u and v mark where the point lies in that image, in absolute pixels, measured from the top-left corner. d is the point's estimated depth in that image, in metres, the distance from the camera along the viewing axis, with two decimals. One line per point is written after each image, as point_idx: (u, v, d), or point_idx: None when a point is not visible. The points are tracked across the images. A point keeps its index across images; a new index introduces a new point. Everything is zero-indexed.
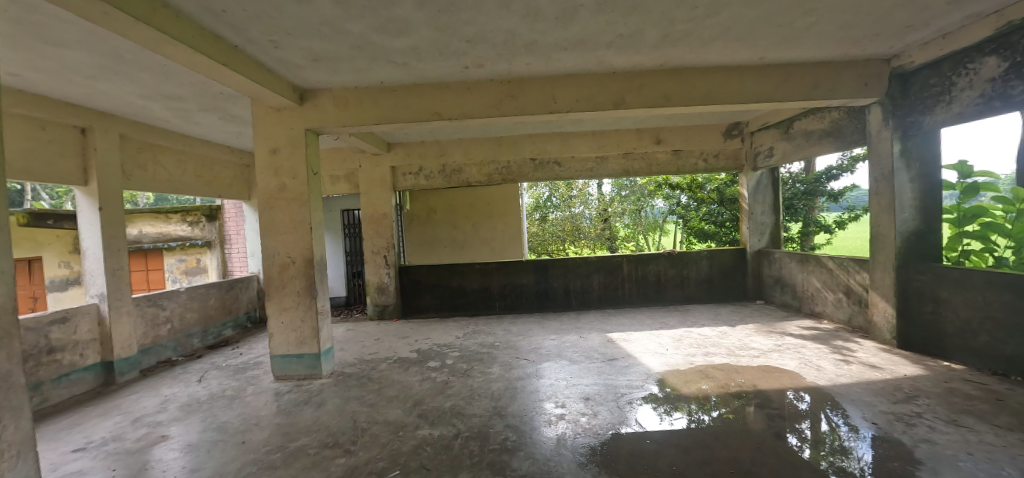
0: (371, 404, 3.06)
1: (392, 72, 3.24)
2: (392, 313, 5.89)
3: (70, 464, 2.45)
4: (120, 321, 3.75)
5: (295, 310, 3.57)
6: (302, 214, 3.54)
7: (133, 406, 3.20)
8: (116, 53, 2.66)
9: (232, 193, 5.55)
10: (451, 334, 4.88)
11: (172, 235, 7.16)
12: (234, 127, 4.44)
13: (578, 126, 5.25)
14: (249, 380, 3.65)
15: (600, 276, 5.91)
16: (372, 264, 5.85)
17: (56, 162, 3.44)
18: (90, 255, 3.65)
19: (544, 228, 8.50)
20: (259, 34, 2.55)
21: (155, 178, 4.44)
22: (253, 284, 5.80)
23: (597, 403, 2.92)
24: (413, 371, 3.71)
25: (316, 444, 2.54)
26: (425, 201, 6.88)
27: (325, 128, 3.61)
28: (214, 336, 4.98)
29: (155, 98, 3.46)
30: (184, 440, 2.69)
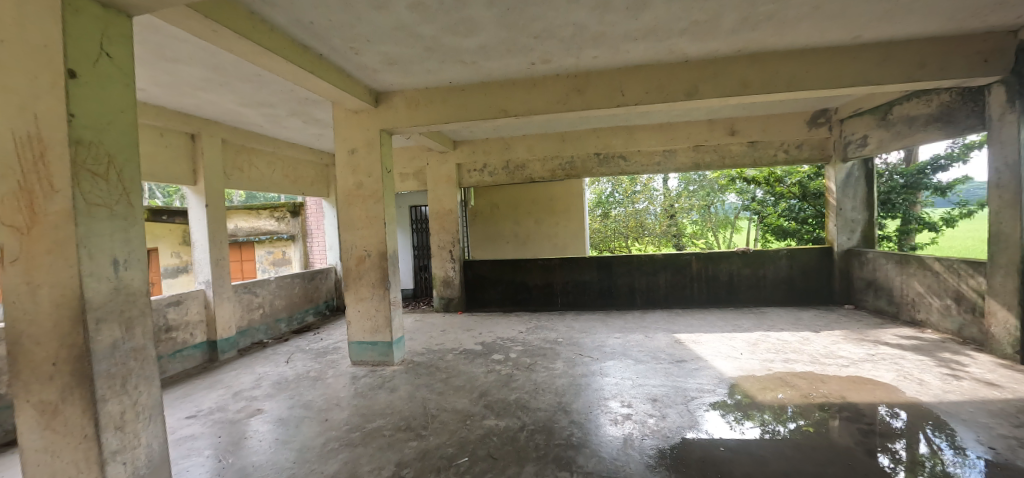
0: (440, 392, 3.19)
1: (460, 72, 3.32)
2: (457, 306, 6.09)
3: (186, 428, 2.81)
4: (222, 305, 4.22)
5: (370, 301, 3.81)
6: (377, 211, 3.75)
7: (234, 381, 3.59)
8: (220, 66, 2.97)
9: (313, 191, 6.01)
10: (514, 329, 4.94)
11: (262, 229, 7.90)
12: (316, 129, 4.80)
13: (646, 119, 5.07)
14: (329, 363, 3.95)
15: (666, 275, 5.69)
16: (438, 258, 6.08)
17: (172, 165, 3.93)
18: (198, 246, 4.13)
19: (607, 224, 8.29)
20: (341, 42, 2.73)
21: (250, 178, 4.92)
22: (332, 275, 6.25)
23: (665, 405, 2.83)
24: (478, 363, 3.81)
25: (390, 426, 2.70)
26: (487, 198, 7.00)
27: (398, 128, 3.80)
28: (298, 322, 5.45)
29: (252, 105, 3.83)
30: (275, 414, 2.97)
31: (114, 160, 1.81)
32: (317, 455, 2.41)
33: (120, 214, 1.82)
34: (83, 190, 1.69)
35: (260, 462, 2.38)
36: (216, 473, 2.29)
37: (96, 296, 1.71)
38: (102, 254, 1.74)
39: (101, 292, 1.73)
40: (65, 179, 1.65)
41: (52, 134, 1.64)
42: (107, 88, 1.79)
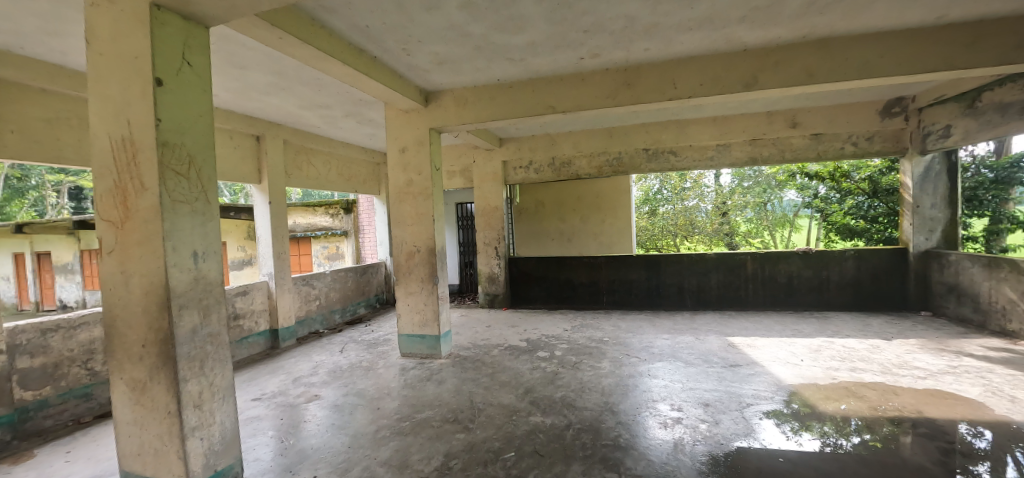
0: (486, 387, 3.23)
1: (509, 69, 3.34)
2: (502, 303, 6.15)
3: (252, 409, 3.03)
4: (283, 296, 4.49)
5: (419, 295, 3.92)
6: (426, 208, 3.85)
7: (294, 367, 3.82)
8: (283, 71, 3.15)
9: (365, 188, 6.26)
10: (559, 327, 4.92)
11: (318, 225, 8.35)
12: (368, 129, 4.99)
13: (698, 112, 4.87)
14: (380, 354, 4.11)
15: (719, 275, 5.45)
16: (484, 254, 6.16)
17: (240, 165, 4.22)
18: (262, 240, 4.42)
19: (654, 221, 8.08)
20: (394, 44, 2.82)
21: (308, 176, 5.19)
22: (382, 270, 6.48)
23: (718, 411, 2.71)
24: (523, 359, 3.83)
25: (438, 417, 2.77)
26: (532, 195, 7.00)
27: (447, 127, 3.88)
28: (351, 313, 5.71)
29: (311, 107, 4.04)
30: (331, 400, 3.13)
31: (194, 161, 1.97)
32: (370, 442, 2.52)
33: (199, 210, 1.97)
34: (168, 188, 1.84)
35: (318, 445, 2.51)
36: (278, 453, 2.45)
37: (179, 285, 1.86)
38: (185, 246, 1.90)
39: (183, 281, 1.89)
40: (153, 178, 1.81)
41: (144, 138, 1.82)
42: (189, 95, 1.95)
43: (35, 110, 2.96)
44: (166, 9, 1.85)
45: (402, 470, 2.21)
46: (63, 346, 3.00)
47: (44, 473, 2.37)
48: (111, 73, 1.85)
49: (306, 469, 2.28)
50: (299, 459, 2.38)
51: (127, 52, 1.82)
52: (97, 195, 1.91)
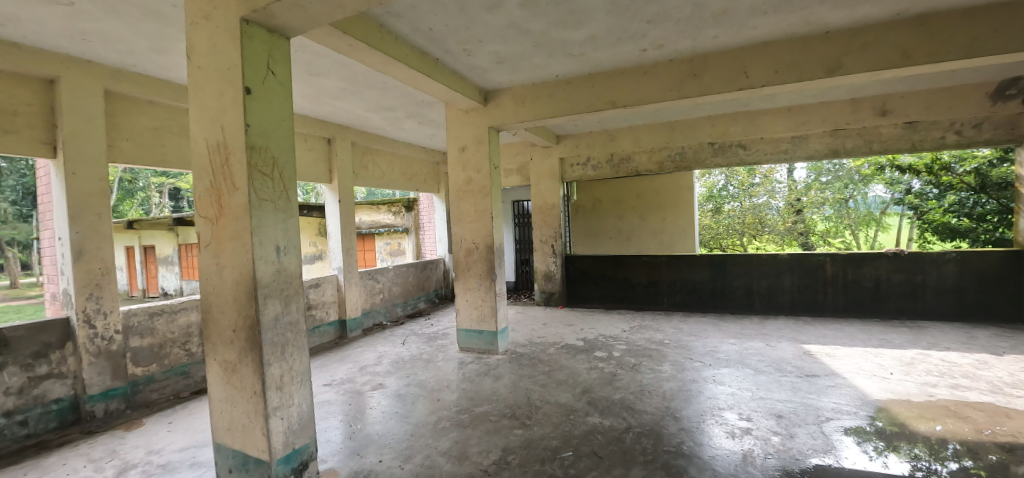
0: (543, 384, 3.23)
1: (568, 65, 3.30)
2: (558, 301, 6.13)
3: (324, 394, 3.24)
4: (351, 289, 4.76)
5: (477, 291, 4.00)
6: (484, 205, 3.91)
7: (360, 357, 4.05)
8: (352, 76, 3.33)
9: (425, 187, 6.49)
10: (617, 327, 4.82)
11: (382, 222, 8.92)
12: (429, 130, 5.16)
13: (771, 102, 4.55)
14: (440, 348, 4.24)
15: (793, 277, 5.07)
16: (541, 252, 6.16)
17: (314, 166, 4.53)
18: (333, 236, 4.73)
19: (719, 220, 7.67)
20: (456, 45, 2.89)
21: (374, 176, 5.47)
22: (441, 266, 6.68)
23: (793, 424, 2.52)
24: (580, 358, 3.79)
25: (496, 412, 2.81)
26: (590, 192, 6.87)
27: (505, 125, 3.91)
28: (412, 307, 5.95)
29: (377, 110, 4.24)
30: (395, 389, 3.28)
31: (277, 162, 2.13)
32: (431, 431, 2.61)
33: (281, 207, 2.14)
34: (255, 187, 2.01)
35: (382, 431, 2.65)
36: (348, 436, 2.61)
37: (264, 276, 2.03)
38: (269, 241, 2.06)
39: (268, 273, 2.05)
40: (243, 179, 1.99)
41: (235, 142, 2.00)
42: (273, 102, 2.11)
43: (144, 120, 3.35)
44: (253, 23, 2.01)
45: (462, 461, 2.27)
46: (167, 328, 3.39)
47: (153, 440, 2.70)
48: (208, 84, 2.05)
49: (372, 453, 2.41)
50: (366, 444, 2.51)
51: (222, 64, 2.01)
52: (196, 194, 2.12)
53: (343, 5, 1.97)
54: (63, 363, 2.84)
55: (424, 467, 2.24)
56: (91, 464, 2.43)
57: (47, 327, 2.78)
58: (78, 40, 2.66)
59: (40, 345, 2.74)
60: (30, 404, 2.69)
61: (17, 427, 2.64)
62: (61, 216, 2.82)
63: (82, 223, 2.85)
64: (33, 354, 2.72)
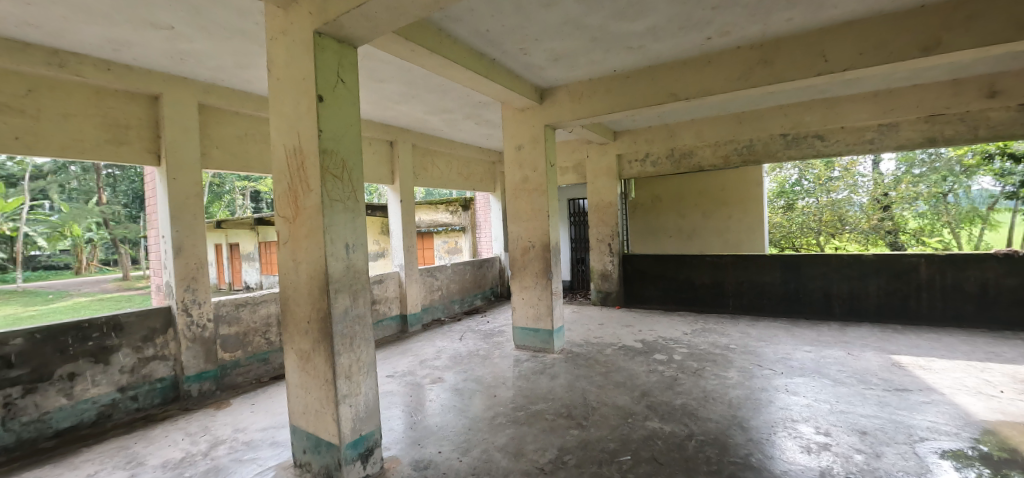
0: (600, 385, 3.18)
1: (626, 58, 3.21)
2: (614, 301, 5.99)
3: (388, 385, 3.41)
4: (411, 285, 4.96)
5: (534, 289, 4.01)
6: (540, 203, 3.91)
7: (420, 351, 4.21)
8: (413, 80, 3.46)
9: (482, 186, 6.61)
10: (678, 329, 4.63)
11: (440, 221, 9.18)
12: (485, 130, 5.25)
13: (852, 87, 4.15)
14: (495, 345, 4.30)
15: (879, 280, 4.60)
16: (597, 251, 6.06)
17: (378, 168, 4.76)
18: (396, 235, 4.96)
19: (791, 217, 7.15)
20: (512, 44, 2.91)
21: (433, 176, 5.65)
22: (497, 264, 6.77)
23: (879, 442, 2.28)
24: (639, 360, 3.69)
25: (552, 411, 2.81)
26: (649, 189, 6.65)
27: (561, 123, 3.89)
28: (469, 304, 6.09)
29: (436, 112, 4.37)
30: (453, 383, 3.37)
31: (347, 165, 2.26)
32: (487, 426, 2.66)
33: (350, 207, 2.26)
34: (327, 188, 2.14)
35: (440, 424, 2.73)
36: (409, 426, 2.72)
37: (335, 272, 2.16)
38: (339, 239, 2.19)
39: (338, 269, 2.18)
40: (316, 181, 2.13)
41: (309, 147, 2.15)
42: (342, 108, 2.24)
43: (231, 129, 3.69)
44: (325, 35, 2.15)
45: (518, 457, 2.29)
46: (251, 318, 3.72)
47: (238, 419, 2.97)
48: (286, 94, 2.22)
49: (431, 444, 2.50)
50: (426, 435, 2.61)
51: (298, 75, 2.17)
52: (277, 196, 2.31)
53: (406, 12, 2.05)
54: (166, 346, 3.21)
55: (481, 461, 2.28)
56: (187, 438, 2.72)
57: (152, 314, 3.15)
58: (178, 60, 2.98)
59: (147, 330, 3.11)
60: (140, 382, 3.07)
61: (129, 401, 3.01)
62: (163, 217, 3.18)
63: (181, 222, 3.20)
64: (142, 338, 3.09)
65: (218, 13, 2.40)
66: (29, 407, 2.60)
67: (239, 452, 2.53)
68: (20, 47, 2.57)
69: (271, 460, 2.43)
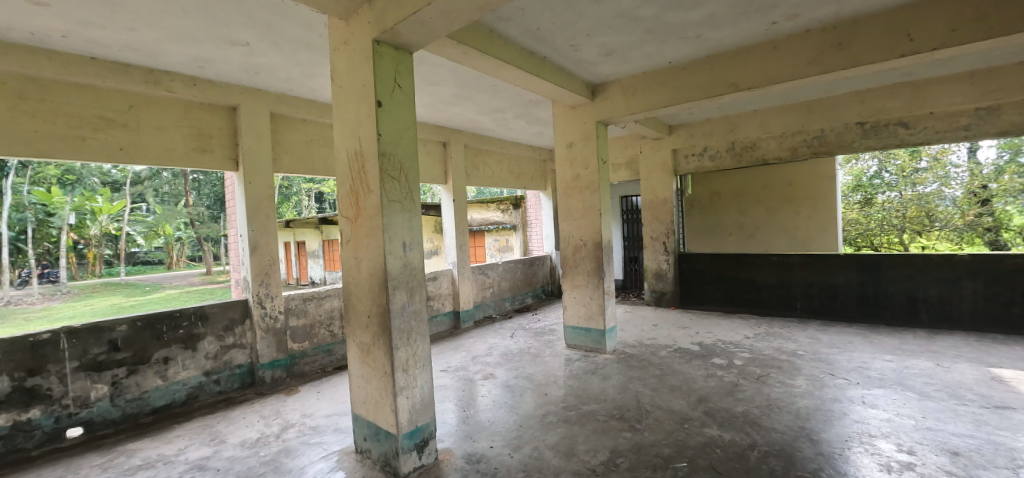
0: (655, 388, 3.09)
1: (682, 49, 3.08)
2: (669, 301, 5.79)
3: (442, 379, 3.52)
4: (464, 283, 5.08)
5: (585, 288, 3.97)
6: (592, 201, 3.86)
7: (472, 347, 4.30)
8: (466, 82, 3.53)
9: (533, 184, 6.62)
10: (739, 333, 4.39)
11: (491, 219, 9.38)
12: (536, 128, 5.25)
13: (943, 68, 3.72)
14: (546, 343, 4.30)
15: (976, 283, 4.11)
16: (650, 249, 5.89)
17: (432, 168, 4.91)
18: (449, 233, 5.09)
19: (870, 213, 6.61)
20: (563, 41, 2.88)
21: (485, 175, 5.74)
22: (547, 262, 6.77)
23: (976, 465, 2.04)
24: (696, 364, 3.53)
25: (604, 412, 2.77)
26: (706, 185, 6.36)
27: (613, 119, 3.81)
28: (519, 302, 6.13)
29: (487, 112, 4.43)
30: (505, 380, 3.41)
31: (403, 166, 2.34)
32: (538, 424, 2.66)
33: (407, 207, 2.35)
34: (385, 189, 2.23)
35: (492, 419, 2.78)
36: (462, 420, 2.79)
37: (393, 269, 2.25)
38: (397, 238, 2.28)
39: (396, 266, 2.27)
40: (375, 182, 2.23)
41: (369, 150, 2.25)
42: (399, 112, 2.33)
43: (299, 135, 3.95)
44: (383, 43, 2.24)
45: (570, 457, 2.28)
46: (317, 311, 3.97)
47: (306, 405, 3.19)
48: (348, 101, 2.34)
49: (483, 439, 2.54)
50: (478, 429, 2.66)
51: (358, 82, 2.28)
52: (340, 197, 2.45)
53: (459, 16, 2.09)
54: (244, 336, 3.50)
55: (532, 458, 2.29)
56: (262, 420, 2.96)
57: (232, 306, 3.45)
58: (253, 73, 3.24)
59: (228, 320, 3.41)
60: (222, 367, 3.37)
61: (213, 384, 3.33)
62: (241, 217, 3.47)
63: (257, 222, 3.48)
64: (224, 327, 3.39)
65: (287, 28, 2.58)
66: (132, 386, 2.95)
67: (308, 435, 2.72)
68: (123, 68, 2.91)
69: (335, 445, 2.59)
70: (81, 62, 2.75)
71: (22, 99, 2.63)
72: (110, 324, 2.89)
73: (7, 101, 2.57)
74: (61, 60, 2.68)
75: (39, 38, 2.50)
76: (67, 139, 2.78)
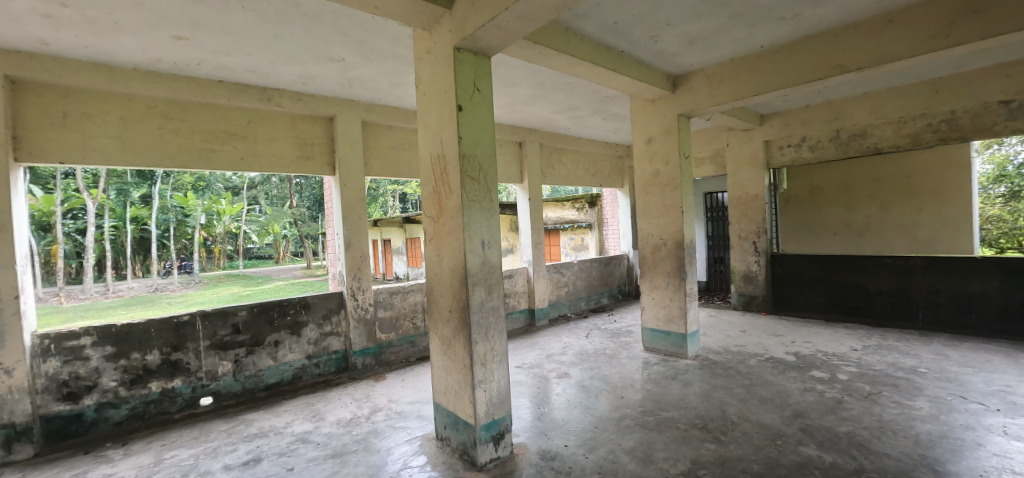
0: (742, 399, 2.88)
1: (777, 31, 2.82)
2: (760, 306, 5.35)
3: (517, 376, 3.58)
4: (539, 281, 5.13)
5: (665, 289, 3.81)
6: (674, 199, 3.68)
7: (547, 345, 4.33)
8: (542, 81, 3.55)
9: (609, 182, 6.49)
10: (845, 344, 3.92)
11: (567, 217, 9.40)
12: (613, 124, 5.14)
13: None
14: (623, 345, 4.20)
15: None
16: (738, 249, 5.48)
17: (509, 168, 5.02)
18: (525, 232, 5.17)
19: (1018, 208, 5.62)
20: (642, 33, 2.79)
21: (561, 174, 5.74)
22: (624, 262, 6.59)
23: None
24: (791, 376, 3.23)
25: (684, 420, 2.64)
26: (805, 179, 5.78)
27: (697, 111, 3.60)
28: (595, 302, 6.05)
29: (563, 110, 4.43)
30: (580, 380, 3.39)
31: (482, 167, 2.42)
32: (614, 427, 2.62)
33: (486, 207, 2.43)
34: (465, 190, 2.33)
35: (566, 418, 2.78)
36: (536, 417, 2.83)
37: (472, 266, 2.34)
38: (476, 237, 2.37)
39: (475, 264, 2.36)
40: (457, 183, 2.33)
41: (451, 152, 2.36)
42: (479, 115, 2.41)
43: (387, 140, 4.26)
44: (463, 49, 2.34)
45: (647, 464, 2.21)
46: (402, 304, 4.25)
47: (393, 391, 3.44)
48: (431, 106, 2.48)
49: (558, 437, 2.56)
50: (553, 427, 2.68)
51: (440, 89, 2.40)
52: (424, 198, 2.59)
53: (536, 17, 2.11)
54: (340, 324, 3.85)
55: (608, 461, 2.25)
56: (355, 402, 3.25)
57: (329, 297, 3.81)
58: (347, 86, 3.55)
59: (327, 309, 3.78)
60: (321, 352, 3.74)
61: (314, 367, 3.71)
62: (338, 217, 3.82)
63: (351, 222, 3.81)
64: (323, 315, 3.76)
65: (377, 42, 2.79)
66: (250, 364, 3.38)
67: (394, 419, 2.94)
68: (244, 89, 3.35)
69: (418, 431, 2.76)
70: (211, 85, 3.20)
71: (169, 119, 3.14)
72: (233, 309, 3.35)
73: (158, 121, 3.09)
74: (197, 84, 3.15)
75: (181, 67, 2.97)
76: (201, 152, 3.26)
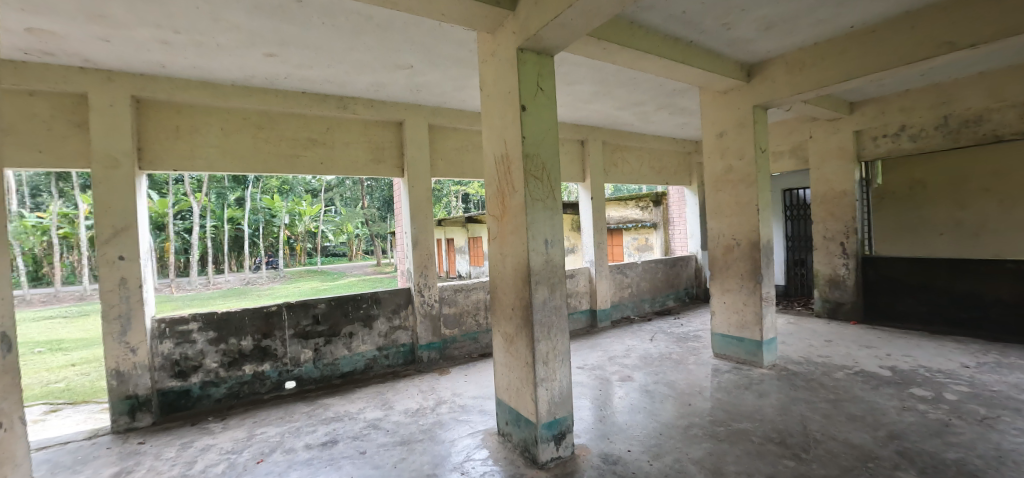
0: (827, 415, 2.64)
1: (869, 8, 2.55)
2: (848, 314, 4.86)
3: (579, 376, 3.56)
4: (602, 282, 5.05)
5: (738, 293, 3.59)
6: (748, 196, 3.45)
7: (609, 347, 4.26)
8: (605, 78, 3.50)
9: (675, 179, 6.23)
10: (954, 360, 3.45)
11: (631, 217, 9.18)
12: (680, 119, 4.93)
13: None
14: (690, 350, 4.01)
15: None
16: (822, 251, 5.02)
17: (571, 167, 4.99)
18: (587, 231, 5.11)
19: None
20: (713, 21, 2.65)
21: (624, 172, 5.60)
22: (691, 263, 6.29)
23: None
24: (886, 393, 2.91)
25: (759, 433, 2.48)
26: (906, 172, 5.17)
27: (775, 101, 3.35)
28: (659, 304, 5.83)
29: (627, 106, 4.32)
30: (643, 384, 3.30)
31: (546, 165, 2.43)
32: (681, 435, 2.52)
33: (549, 205, 2.43)
34: (528, 189, 2.35)
35: (629, 423, 2.71)
36: (598, 419, 2.79)
37: (535, 265, 2.37)
38: (540, 235, 2.39)
39: (538, 262, 2.38)
40: (520, 181, 2.37)
41: (514, 152, 2.40)
42: (542, 114, 2.42)
43: (452, 142, 4.40)
44: (526, 50, 2.36)
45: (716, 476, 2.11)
46: (466, 301, 4.39)
47: (456, 385, 3.56)
48: (495, 108, 2.53)
49: (620, 441, 2.50)
50: (615, 431, 2.63)
51: (504, 90, 2.45)
52: (489, 197, 2.66)
53: (600, 12, 2.08)
54: (407, 319, 4.05)
55: (674, 470, 2.18)
56: (421, 394, 3.40)
57: (398, 292, 4.02)
58: (414, 91, 3.72)
59: (395, 304, 3.99)
60: (390, 344, 3.96)
61: (384, 358, 3.93)
62: (407, 217, 4.03)
63: (418, 221, 3.99)
64: (393, 309, 3.98)
65: (444, 48, 2.89)
66: (328, 353, 3.67)
67: (457, 412, 3.04)
68: (324, 98, 3.63)
69: (481, 425, 2.84)
70: (296, 96, 3.51)
71: (260, 129, 3.48)
72: (313, 302, 3.64)
73: (252, 131, 3.45)
74: (284, 97, 3.47)
75: (271, 81, 3.28)
76: (287, 158, 3.59)
